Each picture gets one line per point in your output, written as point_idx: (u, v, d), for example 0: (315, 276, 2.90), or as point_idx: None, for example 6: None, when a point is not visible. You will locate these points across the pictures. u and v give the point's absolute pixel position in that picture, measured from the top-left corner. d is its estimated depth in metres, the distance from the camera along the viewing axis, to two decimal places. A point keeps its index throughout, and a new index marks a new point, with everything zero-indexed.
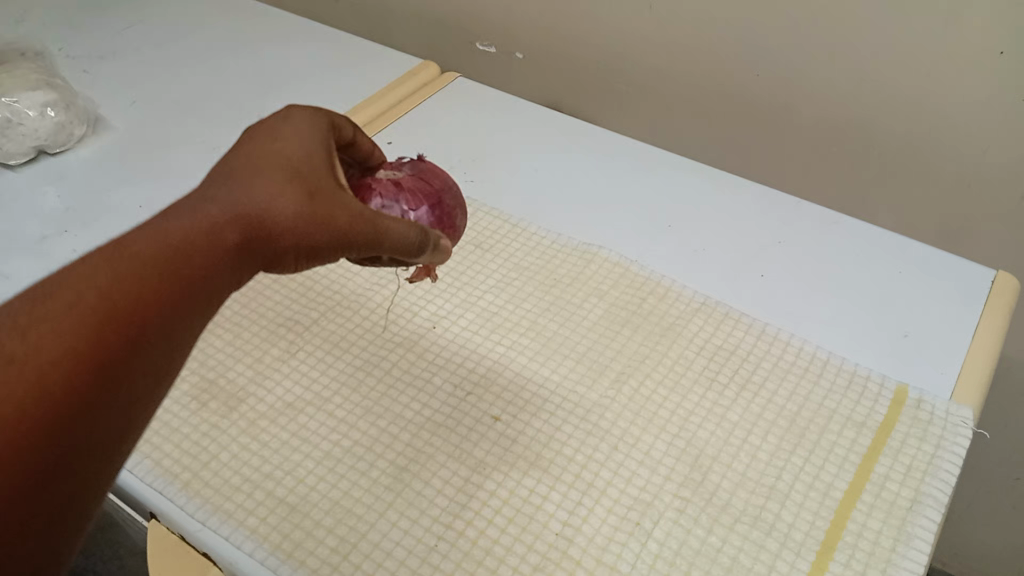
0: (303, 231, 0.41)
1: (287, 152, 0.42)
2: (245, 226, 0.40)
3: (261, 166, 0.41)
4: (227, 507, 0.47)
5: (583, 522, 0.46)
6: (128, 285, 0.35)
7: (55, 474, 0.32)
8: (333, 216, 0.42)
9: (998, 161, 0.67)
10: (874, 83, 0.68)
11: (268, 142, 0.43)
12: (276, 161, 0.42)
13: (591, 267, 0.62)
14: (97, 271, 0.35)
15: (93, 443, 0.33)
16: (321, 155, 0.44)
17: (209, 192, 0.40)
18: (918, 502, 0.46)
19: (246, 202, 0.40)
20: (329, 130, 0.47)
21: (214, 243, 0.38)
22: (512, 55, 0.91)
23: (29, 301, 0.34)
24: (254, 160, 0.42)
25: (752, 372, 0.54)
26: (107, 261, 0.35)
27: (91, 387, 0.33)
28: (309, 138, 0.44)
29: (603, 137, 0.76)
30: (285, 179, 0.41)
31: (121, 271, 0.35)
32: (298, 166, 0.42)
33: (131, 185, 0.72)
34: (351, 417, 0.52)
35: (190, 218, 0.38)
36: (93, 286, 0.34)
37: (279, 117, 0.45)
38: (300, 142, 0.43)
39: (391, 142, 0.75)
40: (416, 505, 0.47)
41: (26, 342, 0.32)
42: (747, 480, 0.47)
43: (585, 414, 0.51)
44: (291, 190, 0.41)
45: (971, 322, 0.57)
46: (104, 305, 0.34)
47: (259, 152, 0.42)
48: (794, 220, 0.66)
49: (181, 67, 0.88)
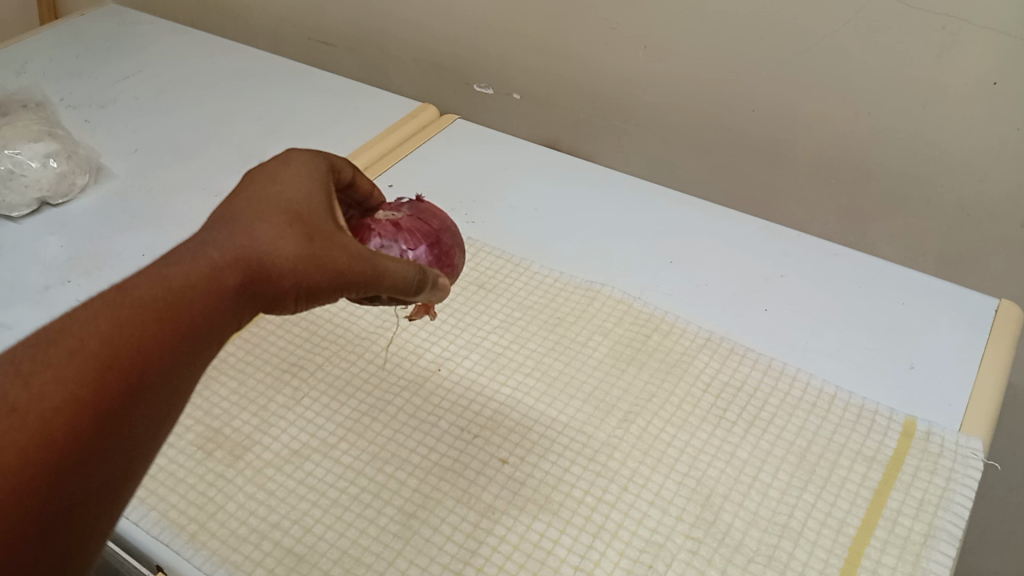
0: (303, 272, 0.41)
1: (286, 196, 0.42)
2: (245, 267, 0.39)
3: (261, 210, 0.41)
4: (234, 558, 0.46)
5: (595, 565, 0.45)
6: (130, 330, 0.35)
7: (56, 522, 0.32)
8: (333, 258, 0.42)
9: (997, 188, 0.67)
10: (867, 116, 0.70)
11: (268, 186, 0.43)
12: (276, 204, 0.42)
13: (595, 305, 0.62)
14: (99, 316, 0.35)
15: (94, 489, 0.33)
16: (320, 198, 0.44)
17: (208, 235, 0.40)
18: (932, 536, 0.46)
19: (246, 245, 0.40)
20: (328, 172, 0.47)
21: (214, 286, 0.38)
22: (509, 95, 0.92)
23: (30, 347, 0.33)
24: (254, 203, 0.42)
25: (760, 408, 0.54)
26: (108, 306, 0.35)
27: (94, 433, 0.33)
28: (310, 182, 0.44)
29: (602, 173, 0.77)
30: (285, 222, 0.41)
31: (123, 317, 0.35)
32: (297, 209, 0.42)
33: (134, 232, 0.72)
34: (357, 463, 0.51)
35: (190, 262, 0.38)
36: (95, 332, 0.34)
37: (279, 161, 0.45)
38: (300, 186, 0.44)
39: (391, 185, 0.75)
40: (425, 552, 0.46)
41: (27, 389, 0.32)
42: (759, 519, 0.47)
43: (594, 454, 0.51)
44: (290, 233, 0.41)
45: (977, 352, 0.57)
46: (106, 350, 0.34)
47: (259, 196, 0.42)
48: (795, 252, 0.67)
49: (182, 114, 0.89)
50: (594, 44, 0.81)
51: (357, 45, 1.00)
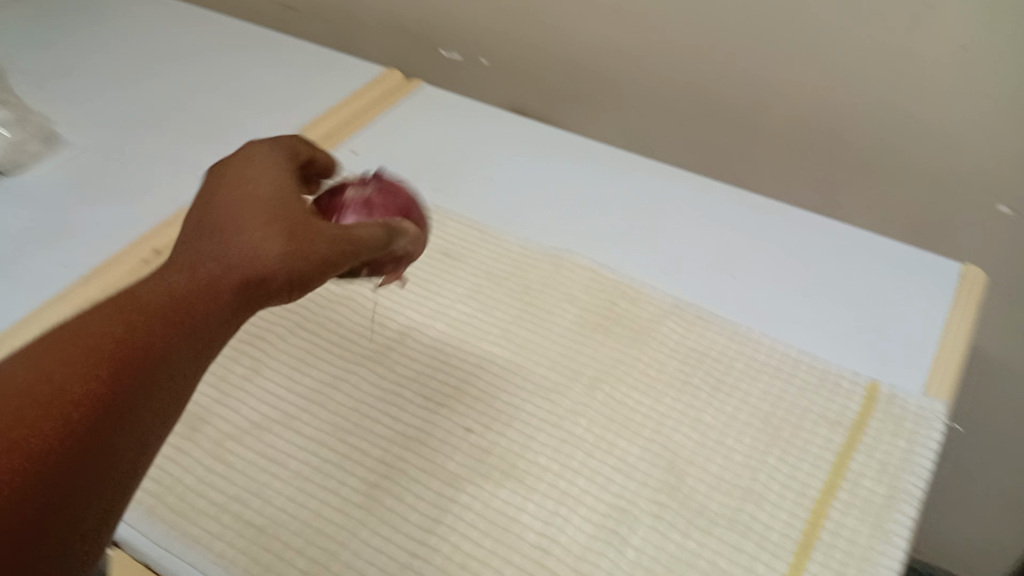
0: (293, 267, 0.40)
1: (260, 194, 0.41)
2: (233, 263, 0.39)
3: (241, 212, 0.40)
4: (193, 532, 0.46)
5: (559, 531, 0.45)
6: (141, 331, 0.36)
7: (82, 513, 0.32)
8: (314, 248, 0.40)
9: (964, 152, 0.67)
10: (835, 81, 0.69)
11: (240, 186, 0.42)
12: (253, 203, 0.41)
13: (562, 273, 0.61)
14: (110, 318, 0.35)
15: (116, 484, 0.34)
16: (292, 189, 0.43)
17: (198, 244, 0.40)
18: (894, 498, 0.46)
19: (237, 250, 0.39)
20: (291, 162, 0.46)
21: (214, 290, 0.38)
22: (477, 61, 0.90)
23: (46, 346, 0.34)
24: (232, 206, 0.41)
25: (726, 373, 0.53)
26: (118, 310, 0.36)
27: (113, 430, 0.34)
28: (279, 175, 0.44)
29: (570, 140, 0.76)
30: (266, 221, 0.40)
31: (133, 320, 0.36)
32: (273, 205, 0.41)
33: (90, 202, 0.70)
34: (319, 435, 0.51)
35: (189, 270, 0.38)
36: (107, 333, 0.35)
37: (243, 159, 0.44)
38: (270, 181, 0.42)
39: (355, 153, 0.74)
40: (388, 522, 0.46)
41: (50, 383, 0.33)
42: (723, 483, 0.47)
43: (559, 421, 0.51)
44: (273, 232, 0.40)
45: (942, 317, 0.57)
46: (121, 348, 0.35)
47: (234, 198, 0.41)
48: (762, 218, 0.66)
49: (141, 80, 0.86)
50: (562, 9, 0.79)
51: (321, 9, 0.98)
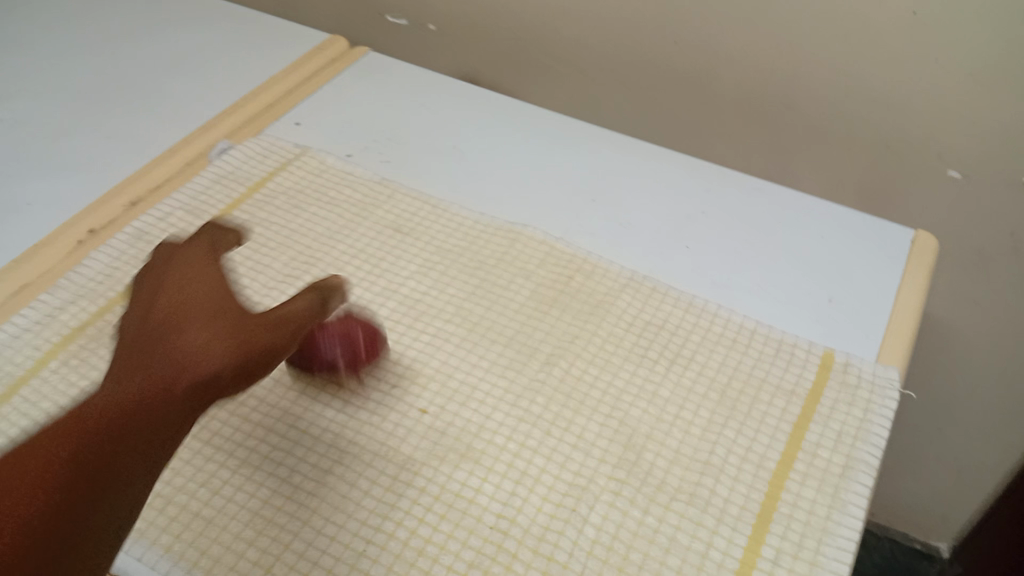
0: (235, 357, 0.38)
1: (184, 294, 0.40)
2: (182, 359, 0.37)
3: (170, 316, 0.39)
4: (137, 526, 0.44)
5: (518, 512, 0.44)
6: (86, 445, 0.33)
7: None
8: (260, 334, 0.39)
9: (914, 119, 0.67)
10: (789, 47, 0.68)
11: (163, 289, 0.41)
12: (179, 305, 0.39)
13: (516, 247, 0.59)
14: (47, 442, 0.33)
15: None
16: (218, 280, 0.42)
17: (131, 354, 0.37)
18: (850, 468, 0.46)
19: (171, 352, 0.37)
20: (212, 251, 0.45)
21: (156, 397, 0.36)
22: (425, 27, 0.87)
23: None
24: (157, 313, 0.39)
25: (682, 346, 0.53)
26: (57, 431, 0.33)
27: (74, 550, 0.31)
28: (215, 271, 0.42)
29: (523, 109, 0.74)
30: (198, 321, 0.39)
31: (73, 438, 0.33)
32: (201, 301, 0.40)
33: (16, 179, 0.65)
34: (268, 421, 0.49)
35: (122, 384, 0.36)
36: (49, 457, 0.32)
37: (163, 263, 0.43)
38: (192, 277, 0.41)
39: (299, 123, 0.71)
40: (342, 509, 0.45)
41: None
42: (681, 457, 0.47)
43: (516, 399, 0.50)
44: (206, 327, 0.38)
45: (894, 284, 0.58)
46: (65, 467, 0.32)
47: (160, 302, 0.40)
48: (717, 187, 0.66)
49: (68, 46, 0.80)
50: None
51: None
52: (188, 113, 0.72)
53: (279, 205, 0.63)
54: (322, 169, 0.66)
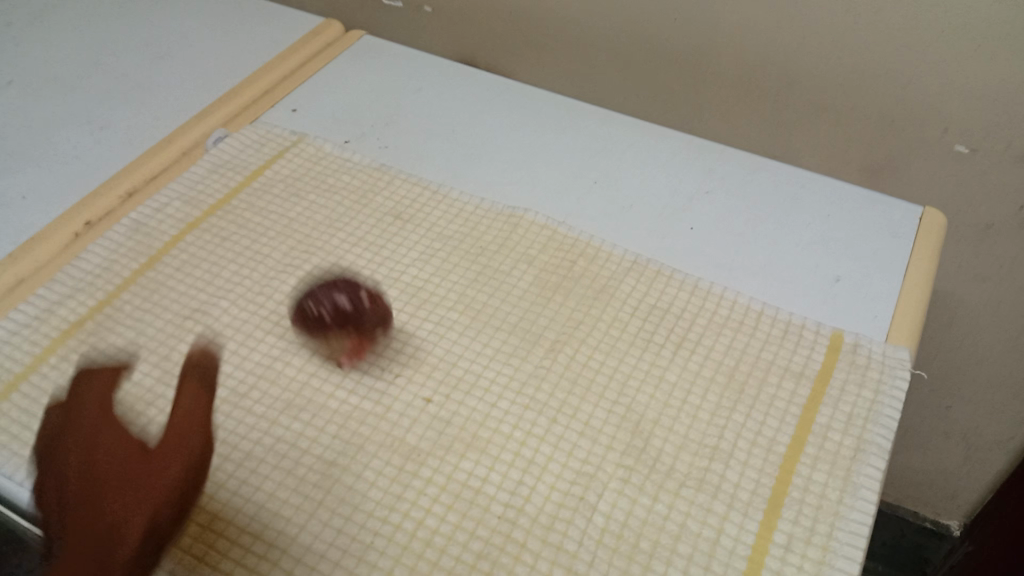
0: (159, 500, 0.45)
1: (95, 490, 0.46)
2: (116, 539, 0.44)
3: (96, 524, 0.44)
4: None
5: (525, 502, 0.44)
6: None
7: None
8: (168, 469, 0.46)
9: (919, 94, 0.66)
10: (791, 23, 0.67)
11: (73, 479, 0.46)
12: (96, 501, 0.45)
13: (518, 233, 0.58)
14: None
15: None
16: (113, 433, 0.47)
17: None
18: (861, 450, 0.46)
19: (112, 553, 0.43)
20: (97, 396, 0.49)
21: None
22: (420, 8, 0.86)
23: None
24: (81, 523, 0.44)
25: (688, 329, 0.52)
26: None
27: None
28: (103, 429, 0.48)
29: (522, 91, 0.73)
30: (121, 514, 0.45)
31: None
32: (107, 480, 0.46)
33: (10, 173, 0.64)
34: (271, 413, 0.48)
35: None
36: None
37: (55, 433, 0.47)
38: (90, 451, 0.47)
39: (296, 110, 0.70)
40: (348, 501, 0.44)
41: None
42: (689, 443, 0.46)
43: (521, 387, 0.49)
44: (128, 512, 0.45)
45: (902, 262, 0.57)
46: None
47: (75, 496, 0.45)
48: (721, 167, 0.64)
49: (59, 36, 0.79)
50: None
51: None
52: (182, 102, 0.71)
53: (276, 194, 0.62)
54: (319, 157, 0.65)
